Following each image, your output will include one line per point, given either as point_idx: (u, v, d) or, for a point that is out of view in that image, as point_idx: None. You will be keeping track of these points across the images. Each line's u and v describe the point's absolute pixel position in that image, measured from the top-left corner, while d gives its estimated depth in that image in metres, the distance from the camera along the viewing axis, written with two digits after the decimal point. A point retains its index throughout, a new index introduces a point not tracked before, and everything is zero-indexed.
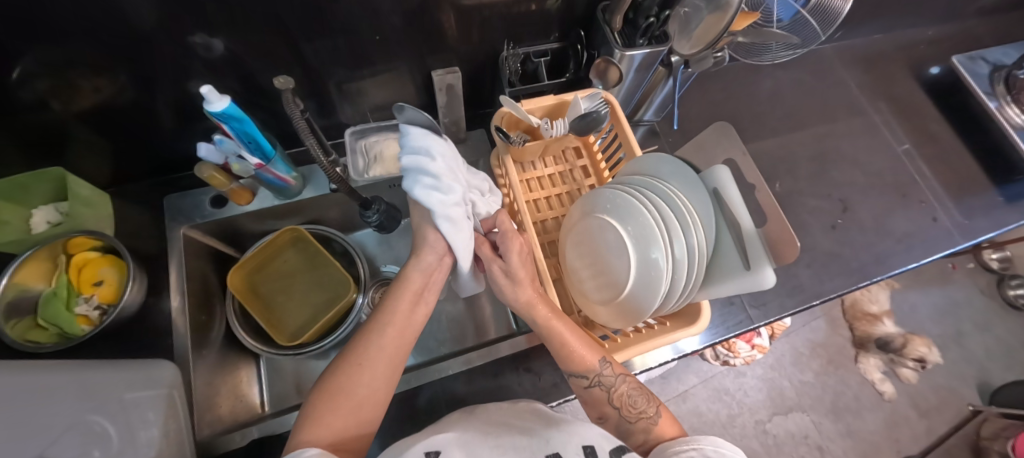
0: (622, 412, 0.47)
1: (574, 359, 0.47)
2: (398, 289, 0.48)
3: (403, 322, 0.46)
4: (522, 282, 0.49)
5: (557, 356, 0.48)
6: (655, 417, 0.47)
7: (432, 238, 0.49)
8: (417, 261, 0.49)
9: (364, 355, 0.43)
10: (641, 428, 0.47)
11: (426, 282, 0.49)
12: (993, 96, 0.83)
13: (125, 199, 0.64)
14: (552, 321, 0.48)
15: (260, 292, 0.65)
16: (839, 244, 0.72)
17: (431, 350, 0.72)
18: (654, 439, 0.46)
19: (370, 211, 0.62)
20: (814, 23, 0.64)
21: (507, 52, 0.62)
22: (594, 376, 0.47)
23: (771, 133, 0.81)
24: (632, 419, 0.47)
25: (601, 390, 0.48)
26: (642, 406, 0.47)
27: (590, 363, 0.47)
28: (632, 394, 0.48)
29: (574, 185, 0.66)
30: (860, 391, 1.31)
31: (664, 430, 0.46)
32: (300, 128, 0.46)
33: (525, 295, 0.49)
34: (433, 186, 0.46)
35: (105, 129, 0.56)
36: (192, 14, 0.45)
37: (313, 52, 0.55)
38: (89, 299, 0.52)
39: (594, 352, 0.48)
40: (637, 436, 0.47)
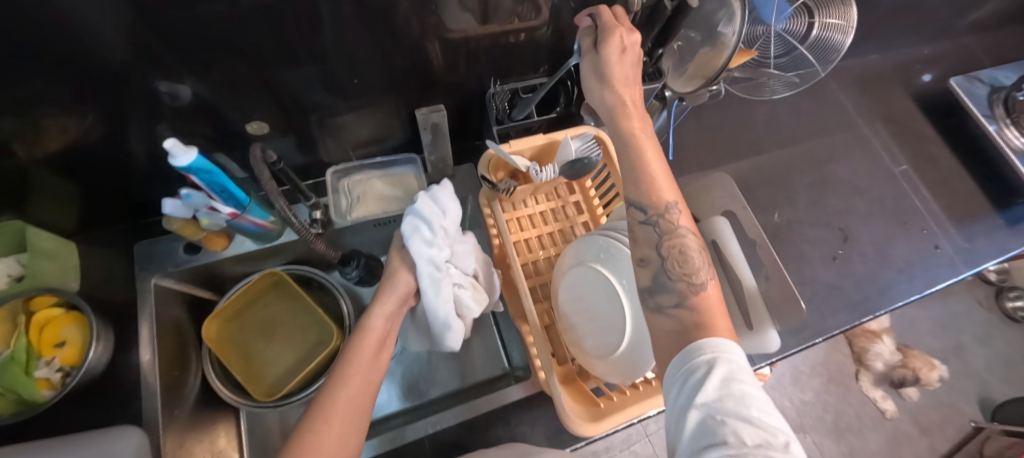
0: (669, 259, 0.39)
1: (644, 178, 0.41)
2: (359, 337, 0.45)
3: (369, 367, 0.43)
4: (626, 88, 0.43)
5: (634, 175, 0.41)
6: (704, 287, 0.38)
7: (401, 288, 0.50)
8: (380, 309, 0.47)
9: (331, 404, 0.39)
10: (679, 289, 0.38)
11: (387, 331, 0.47)
12: (992, 119, 0.82)
13: (94, 245, 0.61)
14: (640, 139, 0.42)
15: (236, 340, 0.62)
16: (840, 277, 0.69)
17: (420, 393, 0.69)
18: (691, 306, 0.37)
19: (350, 266, 0.62)
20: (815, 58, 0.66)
21: (495, 89, 0.60)
22: (656, 213, 0.40)
23: (769, 160, 0.79)
24: (673, 276, 0.38)
25: (655, 230, 0.40)
26: (695, 269, 0.38)
27: (665, 196, 0.40)
28: (691, 254, 0.39)
29: (567, 222, 0.63)
30: (861, 409, 1.29)
31: (709, 304, 0.37)
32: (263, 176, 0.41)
33: (617, 100, 0.42)
34: (425, 239, 0.49)
35: (70, 175, 0.52)
36: (154, 62, 0.42)
37: (290, 89, 0.53)
38: (50, 361, 0.48)
39: (672, 190, 0.41)
40: (670, 296, 0.38)
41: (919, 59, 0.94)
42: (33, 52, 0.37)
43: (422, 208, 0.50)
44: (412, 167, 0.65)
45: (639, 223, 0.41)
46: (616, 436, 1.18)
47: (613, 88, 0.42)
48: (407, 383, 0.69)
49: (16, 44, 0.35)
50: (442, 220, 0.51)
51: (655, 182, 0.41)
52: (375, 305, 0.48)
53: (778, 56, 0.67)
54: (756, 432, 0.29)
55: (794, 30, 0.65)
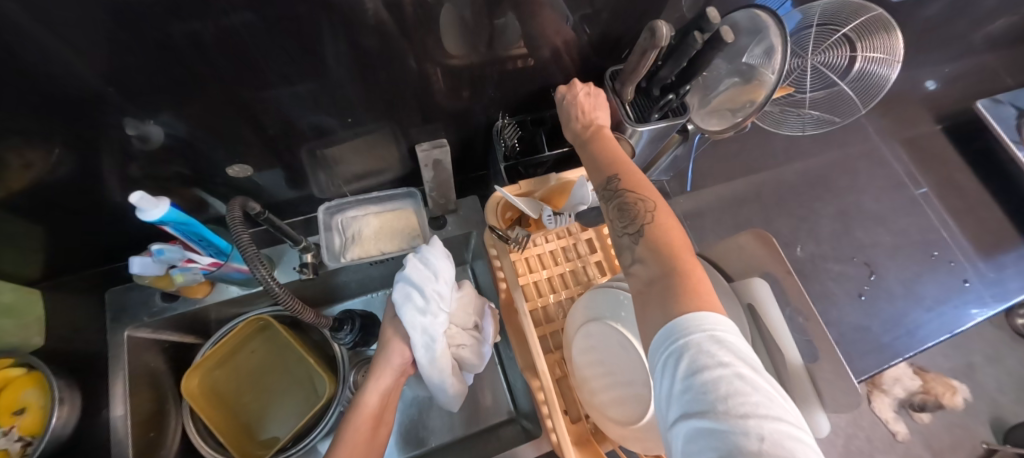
0: (612, 218, 0.38)
1: (602, 154, 0.42)
2: (353, 416, 0.44)
3: (363, 451, 0.42)
4: (597, 109, 0.46)
5: (588, 158, 0.43)
6: (648, 234, 0.35)
7: (395, 361, 0.48)
8: (374, 384, 0.46)
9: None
10: (626, 244, 0.37)
11: (383, 403, 0.46)
12: (1021, 144, 0.78)
13: (64, 290, 0.56)
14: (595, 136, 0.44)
15: (220, 393, 0.57)
16: (867, 316, 0.66)
17: (421, 441, 0.64)
18: (639, 257, 0.35)
19: (342, 333, 0.56)
20: (855, 96, 0.66)
21: (501, 123, 0.55)
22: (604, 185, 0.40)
23: (790, 189, 0.74)
24: (620, 232, 0.38)
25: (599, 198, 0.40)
26: (640, 214, 0.36)
27: (613, 165, 0.40)
28: (638, 202, 0.36)
29: (580, 262, 0.59)
30: (873, 432, 1.25)
31: (665, 250, 0.34)
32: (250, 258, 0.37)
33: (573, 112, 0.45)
34: (419, 308, 0.45)
35: (31, 219, 0.47)
36: (115, 101, 0.38)
37: (275, 124, 0.48)
38: (6, 431, 0.43)
39: (624, 164, 0.40)
40: (626, 259, 0.37)
41: (943, 78, 0.89)
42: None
43: (412, 274, 0.46)
44: (411, 202, 0.60)
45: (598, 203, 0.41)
46: None
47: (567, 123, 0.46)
48: (407, 431, 0.64)
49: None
50: (437, 284, 0.47)
51: (607, 159, 0.41)
52: (368, 379, 0.47)
53: (816, 89, 0.66)
54: (719, 431, 0.25)
55: (833, 63, 0.64)
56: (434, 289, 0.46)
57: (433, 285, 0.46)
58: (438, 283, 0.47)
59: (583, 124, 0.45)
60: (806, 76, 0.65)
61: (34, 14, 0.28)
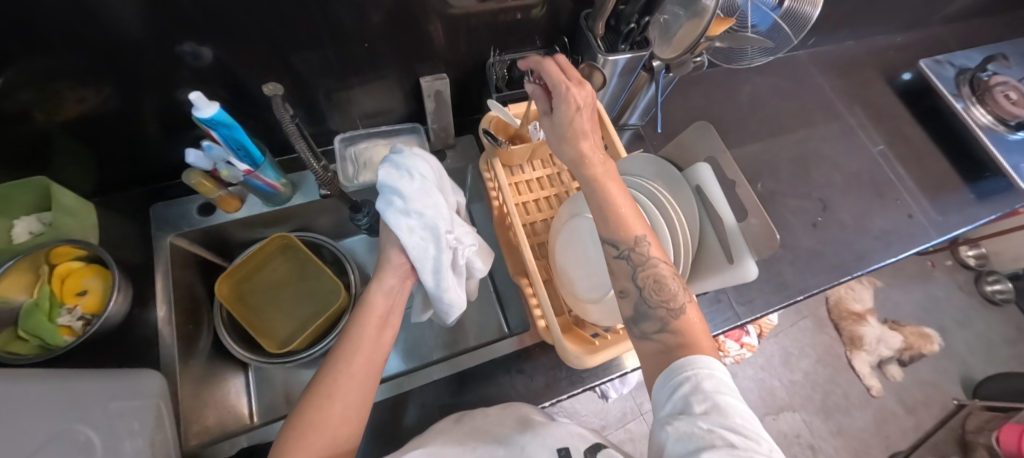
0: (645, 289, 0.41)
1: (615, 215, 0.43)
2: (362, 316, 0.47)
3: (371, 347, 0.45)
4: (586, 133, 0.46)
5: (603, 212, 0.44)
6: (681, 310, 0.40)
7: (397, 260, 0.51)
8: (380, 285, 0.49)
9: (333, 384, 0.41)
10: (659, 316, 0.40)
11: (390, 304, 0.49)
12: (959, 98, 0.87)
13: (112, 209, 0.64)
14: (604, 182, 0.45)
15: (247, 301, 0.65)
16: (820, 242, 0.74)
17: (423, 355, 0.72)
18: (671, 328, 0.40)
19: (361, 213, 0.62)
20: (785, 27, 0.65)
21: (494, 59, 0.65)
22: (628, 246, 0.43)
23: (752, 137, 0.83)
24: (654, 304, 0.41)
25: (627, 264, 0.43)
26: (671, 292, 0.41)
27: (634, 230, 0.43)
28: (669, 280, 0.41)
29: (563, 188, 0.67)
30: (849, 388, 1.32)
31: (688, 323, 0.40)
32: (292, 133, 0.47)
33: (580, 152, 0.46)
34: (401, 209, 0.49)
35: (91, 137, 0.55)
36: (178, 22, 0.45)
37: (304, 64, 0.57)
38: (72, 309, 0.51)
39: (639, 224, 0.43)
40: (653, 323, 0.41)
41: (893, 48, 1.00)
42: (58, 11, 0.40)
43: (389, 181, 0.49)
44: (415, 136, 0.69)
45: (615, 258, 0.43)
46: (611, 415, 1.22)
47: (580, 168, 0.46)
48: (412, 346, 0.72)
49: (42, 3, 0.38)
50: (414, 183, 0.50)
51: (624, 219, 0.43)
52: (374, 282, 0.50)
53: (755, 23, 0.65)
54: (721, 433, 0.31)
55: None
56: (411, 188, 0.50)
57: (407, 184, 0.50)
58: (412, 181, 0.50)
59: (579, 150, 0.46)
60: (747, 12, 0.64)
61: None
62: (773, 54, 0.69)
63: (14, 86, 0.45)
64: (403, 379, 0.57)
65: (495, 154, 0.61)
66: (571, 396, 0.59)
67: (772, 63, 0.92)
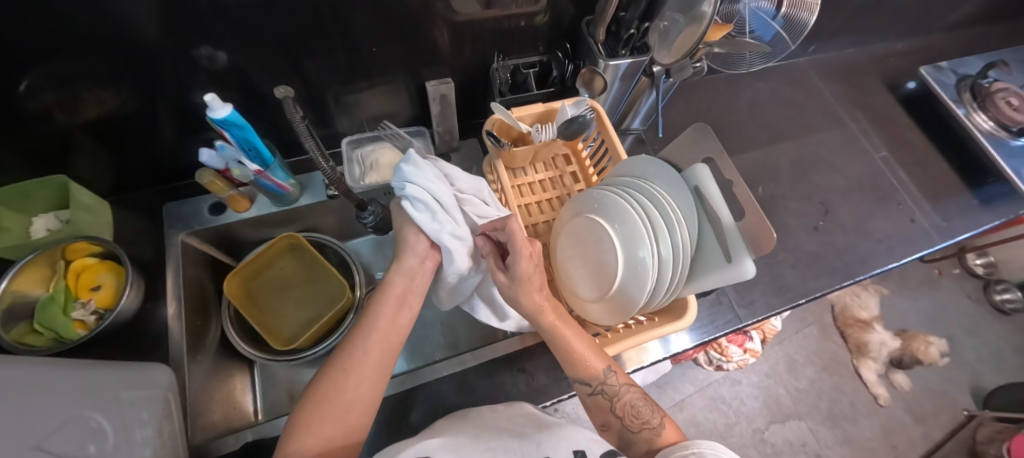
0: (624, 419, 0.47)
1: (580, 363, 0.48)
2: (381, 294, 0.48)
3: (388, 326, 0.46)
4: (536, 286, 0.50)
5: (568, 359, 0.48)
6: (656, 429, 0.46)
7: (415, 243, 0.51)
8: (399, 266, 0.50)
9: (350, 359, 0.43)
10: (644, 438, 0.45)
11: (408, 285, 0.50)
12: (960, 104, 0.88)
13: (124, 208, 0.66)
14: (559, 329, 0.49)
15: (255, 300, 0.66)
16: (822, 245, 0.74)
17: (426, 355, 0.72)
18: (656, 447, 0.44)
19: (366, 212, 0.62)
20: (783, 34, 0.66)
21: (497, 64, 0.66)
22: (598, 383, 0.48)
23: (754, 142, 0.84)
24: (634, 429, 0.46)
25: (605, 398, 0.48)
26: (645, 414, 0.47)
27: (595, 370, 0.48)
28: (638, 406, 0.47)
29: (564, 190, 0.68)
30: (856, 397, 1.31)
31: (667, 439, 0.45)
32: (301, 131, 0.48)
33: (535, 302, 0.49)
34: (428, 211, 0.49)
35: (108, 137, 0.57)
36: (196, 27, 0.47)
37: (315, 68, 0.59)
38: (86, 303, 0.53)
39: (601, 358, 0.49)
40: (639, 446, 0.46)
41: (892, 55, 1.01)
42: (82, 14, 0.42)
43: (412, 187, 0.48)
44: (421, 140, 0.70)
45: (589, 395, 0.48)
46: None
47: (537, 319, 0.49)
48: (413, 345, 0.72)
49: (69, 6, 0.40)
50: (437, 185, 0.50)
51: (588, 362, 0.48)
52: (395, 265, 0.51)
53: (753, 29, 0.66)
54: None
55: (762, 6, 0.63)
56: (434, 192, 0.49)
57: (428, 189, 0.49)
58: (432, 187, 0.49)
59: (539, 296, 0.50)
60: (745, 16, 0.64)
61: None
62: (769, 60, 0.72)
63: (37, 84, 0.47)
64: (406, 376, 0.57)
65: (498, 155, 0.62)
66: (572, 396, 0.60)
67: (772, 70, 0.93)
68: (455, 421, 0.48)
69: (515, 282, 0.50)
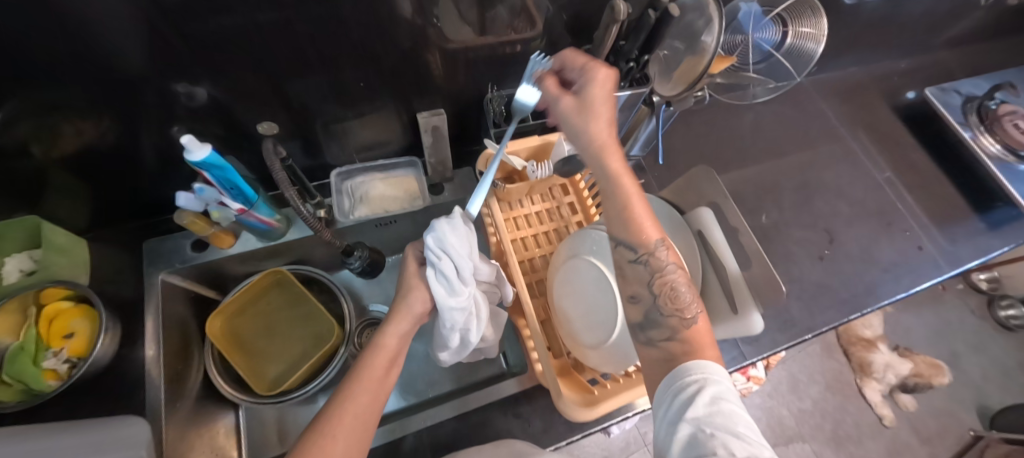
0: (660, 296, 0.42)
1: (631, 218, 0.43)
2: (371, 353, 0.45)
3: (378, 386, 0.44)
4: (604, 125, 0.45)
5: (620, 213, 0.44)
6: (691, 322, 0.40)
7: (415, 307, 0.49)
8: (394, 326, 0.47)
9: (338, 423, 0.40)
10: (671, 325, 0.40)
11: (399, 347, 0.47)
12: (967, 127, 0.86)
13: (104, 243, 0.63)
14: (620, 176, 0.44)
15: (240, 338, 0.64)
16: (828, 275, 0.72)
17: (420, 391, 0.70)
18: (682, 339, 0.39)
19: (351, 257, 0.61)
20: (788, 64, 0.64)
21: (491, 94, 0.64)
22: (645, 252, 0.43)
23: (757, 166, 0.82)
24: (665, 313, 0.41)
25: (645, 269, 0.43)
26: (684, 302, 0.41)
27: (649, 235, 0.43)
28: (682, 289, 0.41)
29: (562, 222, 0.66)
30: (860, 417, 1.28)
31: (698, 336, 0.40)
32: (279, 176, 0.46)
33: (601, 137, 0.45)
34: (444, 285, 0.47)
35: (85, 172, 0.55)
36: (172, 62, 0.45)
37: (299, 97, 0.56)
38: (58, 352, 0.50)
39: (656, 228, 0.44)
40: (662, 331, 0.41)
41: (896, 73, 0.99)
42: (58, 49, 0.39)
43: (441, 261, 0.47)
44: (412, 170, 0.68)
45: (630, 263, 0.44)
46: (615, 445, 1.19)
47: (599, 158, 0.45)
48: (405, 381, 0.70)
49: (44, 40, 0.38)
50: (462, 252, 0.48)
51: (641, 223, 0.43)
52: (388, 322, 0.48)
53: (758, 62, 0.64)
54: (736, 442, 0.31)
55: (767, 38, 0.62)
56: (450, 264, 0.47)
57: (445, 262, 0.46)
58: (448, 259, 0.47)
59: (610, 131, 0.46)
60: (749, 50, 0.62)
61: None
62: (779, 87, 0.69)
63: (13, 118, 0.44)
64: (397, 424, 0.55)
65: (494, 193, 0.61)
66: (571, 443, 0.57)
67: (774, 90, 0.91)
68: None
69: (584, 108, 0.45)
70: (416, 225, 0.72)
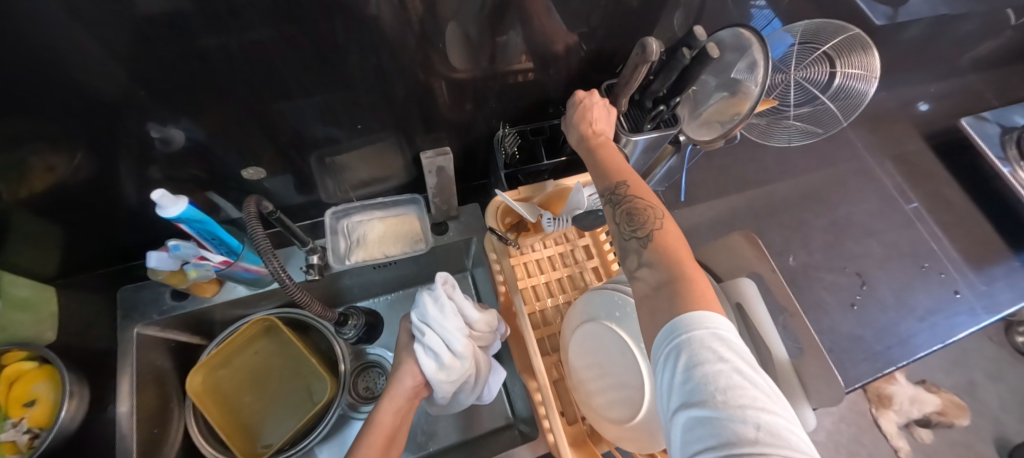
0: (621, 221, 0.40)
1: (603, 163, 0.44)
2: (366, 434, 0.42)
3: None
4: (599, 119, 0.47)
5: (597, 169, 0.44)
6: (651, 236, 0.38)
7: (407, 383, 0.47)
8: (388, 402, 0.45)
9: None
10: (634, 247, 0.39)
11: (398, 423, 0.44)
12: (1005, 161, 0.82)
13: (78, 288, 0.58)
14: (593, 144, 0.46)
15: (224, 392, 0.59)
16: (860, 324, 0.67)
17: (420, 445, 0.65)
18: (647, 257, 0.38)
19: (346, 326, 0.60)
20: (834, 106, 0.69)
21: (502, 133, 0.57)
22: (610, 191, 0.42)
23: (782, 201, 0.77)
24: (628, 235, 0.40)
25: (609, 206, 0.42)
26: (646, 220, 0.39)
27: (618, 174, 0.43)
28: (646, 209, 0.40)
29: (577, 268, 0.60)
30: (876, 450, 1.24)
31: (668, 250, 0.37)
32: (259, 240, 0.40)
33: (586, 133, 0.47)
34: (431, 358, 0.46)
35: (50, 219, 0.50)
36: (142, 104, 0.41)
37: (288, 132, 0.51)
38: (17, 423, 0.44)
39: (627, 172, 0.43)
40: (631, 259, 0.39)
41: (924, 97, 0.94)
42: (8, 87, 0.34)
43: (426, 336, 0.46)
44: (415, 208, 0.63)
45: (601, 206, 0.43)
46: None
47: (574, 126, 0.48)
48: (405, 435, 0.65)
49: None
50: (446, 323, 0.46)
51: (610, 168, 0.43)
52: (383, 398, 0.46)
53: (798, 102, 0.70)
54: (726, 422, 0.27)
55: (813, 78, 0.67)
56: (435, 340, 0.45)
57: (429, 339, 0.45)
58: (434, 333, 0.46)
59: (591, 130, 0.47)
60: (790, 93, 0.68)
61: (76, 16, 0.31)
62: (812, 136, 0.72)
63: None
64: None
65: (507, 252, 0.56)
66: None
67: None
68: None
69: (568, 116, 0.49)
70: (417, 265, 0.67)
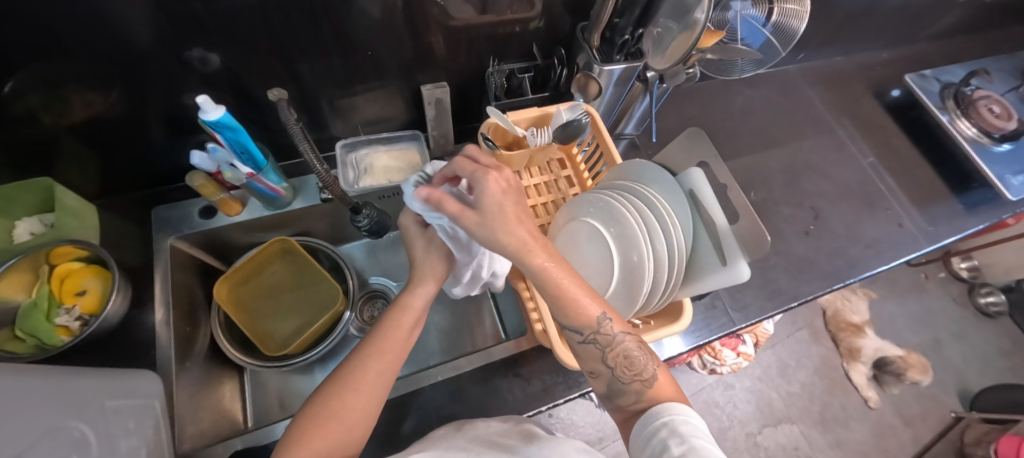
0: (617, 369, 0.41)
1: (571, 308, 0.41)
2: (397, 311, 0.47)
3: (401, 343, 0.46)
4: (521, 220, 0.41)
5: (561, 308, 0.41)
6: (651, 379, 0.41)
7: (437, 267, 0.51)
8: (421, 289, 0.50)
9: (360, 377, 0.42)
10: (635, 389, 0.41)
11: (425, 308, 0.49)
12: (944, 111, 0.91)
13: (113, 211, 0.65)
14: (548, 269, 0.40)
15: (246, 306, 0.66)
16: (813, 250, 0.75)
17: (420, 362, 0.72)
18: (648, 400, 0.40)
19: (361, 214, 0.64)
20: (775, 42, 0.75)
21: (493, 68, 0.66)
22: (591, 332, 0.41)
23: (746, 148, 0.85)
24: (626, 381, 0.41)
25: (597, 347, 0.42)
26: (641, 364, 0.41)
27: (593, 315, 0.41)
28: (638, 353, 0.42)
29: (560, 194, 0.68)
30: (846, 401, 1.32)
31: (661, 390, 0.41)
32: (297, 135, 0.49)
33: (519, 238, 0.40)
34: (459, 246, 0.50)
35: (93, 141, 0.56)
36: (189, 26, 0.46)
37: (308, 70, 0.58)
38: (69, 309, 0.51)
39: (599, 300, 0.43)
40: (628, 396, 0.42)
41: (877, 62, 1.04)
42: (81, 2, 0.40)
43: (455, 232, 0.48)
44: (415, 143, 0.70)
45: (579, 344, 0.42)
46: (609, 426, 1.24)
47: (522, 258, 0.40)
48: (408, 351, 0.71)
49: None
50: None
51: (582, 306, 0.41)
52: (414, 284, 0.50)
53: (744, 36, 0.75)
54: None
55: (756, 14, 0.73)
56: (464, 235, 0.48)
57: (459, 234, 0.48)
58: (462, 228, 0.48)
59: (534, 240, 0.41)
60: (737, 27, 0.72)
61: None
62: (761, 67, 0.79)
63: (35, 75, 0.45)
64: (400, 382, 0.56)
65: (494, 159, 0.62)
66: (568, 401, 0.59)
67: (763, 77, 0.95)
68: (449, 432, 0.47)
69: (490, 215, 0.40)
70: None
